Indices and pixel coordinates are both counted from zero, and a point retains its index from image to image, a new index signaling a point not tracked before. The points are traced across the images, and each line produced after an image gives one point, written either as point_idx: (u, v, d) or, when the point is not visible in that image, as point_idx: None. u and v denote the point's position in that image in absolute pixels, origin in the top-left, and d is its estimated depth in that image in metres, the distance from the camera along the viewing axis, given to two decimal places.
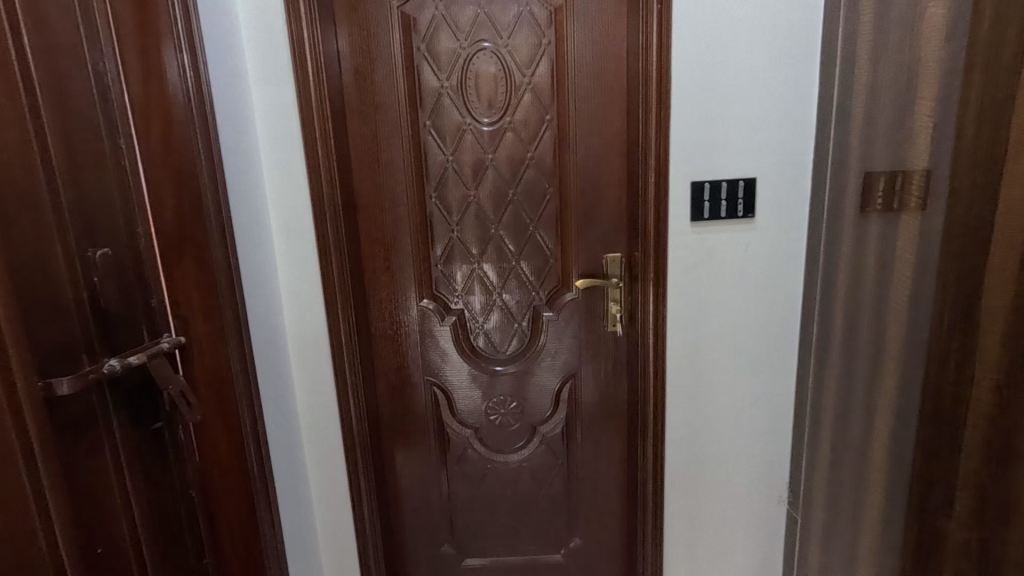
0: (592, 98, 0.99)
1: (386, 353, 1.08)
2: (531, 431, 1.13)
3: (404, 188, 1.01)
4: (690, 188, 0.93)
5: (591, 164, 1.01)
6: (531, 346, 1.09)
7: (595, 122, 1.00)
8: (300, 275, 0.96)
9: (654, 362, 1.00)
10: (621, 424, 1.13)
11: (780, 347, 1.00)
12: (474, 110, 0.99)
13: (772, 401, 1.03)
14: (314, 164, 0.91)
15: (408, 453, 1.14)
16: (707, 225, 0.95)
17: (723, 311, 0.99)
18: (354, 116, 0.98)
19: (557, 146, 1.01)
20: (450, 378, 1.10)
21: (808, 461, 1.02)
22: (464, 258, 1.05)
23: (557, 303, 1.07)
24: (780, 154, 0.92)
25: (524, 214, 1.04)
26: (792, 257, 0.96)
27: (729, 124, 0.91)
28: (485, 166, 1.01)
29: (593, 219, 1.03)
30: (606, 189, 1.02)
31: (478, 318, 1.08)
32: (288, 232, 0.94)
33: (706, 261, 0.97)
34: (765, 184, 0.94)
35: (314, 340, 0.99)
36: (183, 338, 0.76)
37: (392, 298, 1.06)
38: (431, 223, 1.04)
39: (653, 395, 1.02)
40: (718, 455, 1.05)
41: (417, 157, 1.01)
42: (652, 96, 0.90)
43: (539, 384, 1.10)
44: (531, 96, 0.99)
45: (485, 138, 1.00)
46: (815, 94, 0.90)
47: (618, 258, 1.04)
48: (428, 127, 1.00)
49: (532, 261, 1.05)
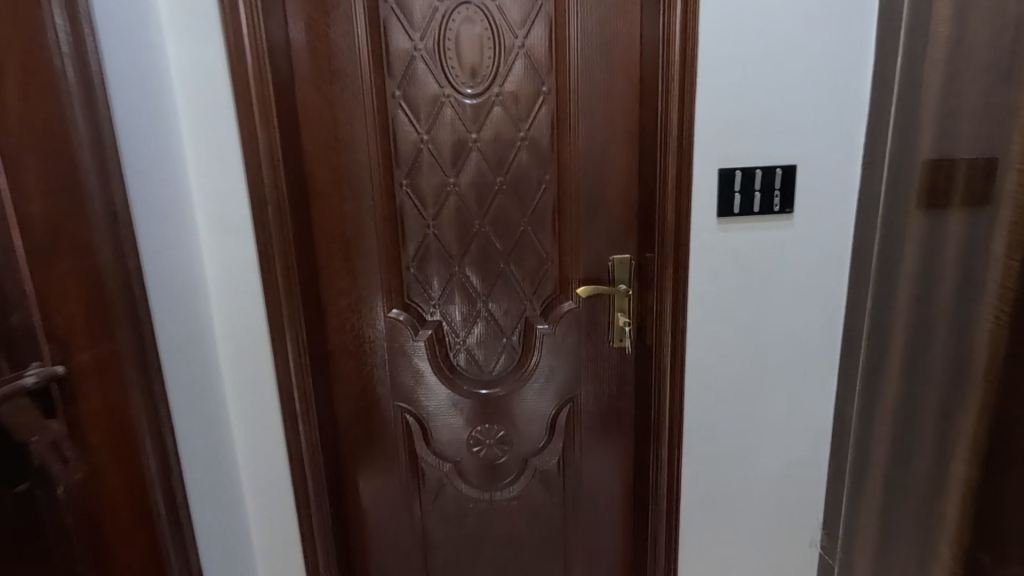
0: (598, 66, 0.82)
1: (347, 373, 0.90)
2: (520, 464, 0.96)
3: (368, 173, 0.83)
4: (718, 177, 0.76)
5: (596, 147, 0.84)
6: (522, 365, 0.91)
7: (600, 96, 0.83)
8: (235, 280, 0.77)
9: (671, 385, 0.84)
10: (626, 454, 0.96)
11: (817, 367, 0.85)
12: (454, 78, 0.81)
13: (805, 430, 0.87)
14: (250, 141, 0.72)
15: (375, 490, 0.96)
16: (737, 221, 0.78)
17: (751, 324, 0.83)
18: (304, 83, 0.79)
19: (555, 125, 0.84)
20: (425, 403, 0.92)
21: (847, 501, 0.87)
22: (442, 259, 0.87)
23: (553, 313, 0.89)
24: (824, 137, 0.76)
25: (515, 208, 0.86)
26: (835, 261, 0.81)
27: (766, 99, 0.75)
28: (468, 148, 0.83)
29: (597, 214, 0.86)
30: (612, 176, 0.85)
31: (459, 332, 0.90)
32: (217, 225, 0.75)
33: (735, 265, 0.80)
34: (806, 172, 0.77)
35: (254, 360, 0.80)
36: (62, 368, 0.56)
37: (354, 307, 0.87)
38: (401, 217, 0.85)
39: (668, 424, 0.86)
40: (741, 492, 0.90)
41: (384, 135, 0.82)
42: (676, 62, 0.73)
43: (530, 409, 0.93)
44: (524, 63, 0.81)
45: (467, 114, 0.82)
46: (869, 63, 0.74)
47: (626, 261, 0.88)
48: (398, 99, 0.81)
49: (524, 263, 0.88)
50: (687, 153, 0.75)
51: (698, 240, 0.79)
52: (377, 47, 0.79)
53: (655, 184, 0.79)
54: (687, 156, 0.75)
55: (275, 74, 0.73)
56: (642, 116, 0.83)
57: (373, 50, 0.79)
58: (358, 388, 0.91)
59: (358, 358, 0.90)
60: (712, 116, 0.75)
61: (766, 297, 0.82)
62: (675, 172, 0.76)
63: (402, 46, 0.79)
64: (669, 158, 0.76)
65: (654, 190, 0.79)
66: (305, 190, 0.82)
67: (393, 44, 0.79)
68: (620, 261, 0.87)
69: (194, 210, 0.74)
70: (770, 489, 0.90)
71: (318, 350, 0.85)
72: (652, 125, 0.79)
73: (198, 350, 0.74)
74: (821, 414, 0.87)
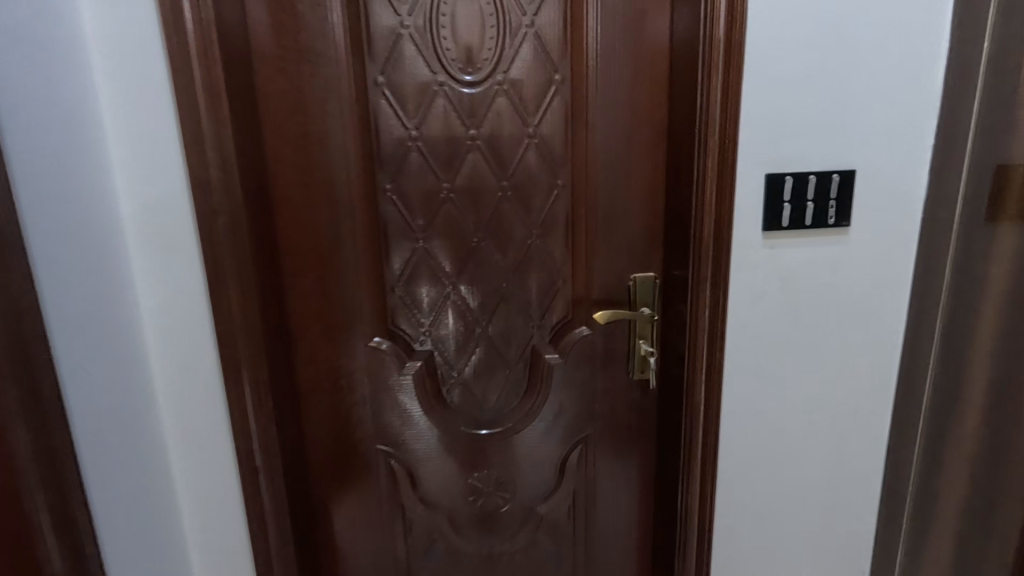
0: (621, 50, 0.69)
1: (319, 412, 0.76)
2: (525, 513, 0.83)
3: (345, 175, 0.68)
4: (764, 184, 0.65)
5: (617, 146, 0.71)
6: (527, 401, 0.78)
7: (623, 86, 0.70)
8: (177, 307, 0.62)
9: (704, 427, 0.72)
10: (645, 499, 0.84)
11: (870, 403, 0.73)
12: (450, 63, 0.67)
13: (853, 474, 0.76)
14: (193, 135, 0.57)
15: (354, 545, 0.82)
16: (784, 236, 0.67)
17: (796, 356, 0.71)
18: (265, 64, 0.64)
19: (569, 120, 0.70)
20: (413, 446, 0.78)
21: (901, 554, 0.76)
22: (434, 278, 0.73)
23: (564, 340, 0.77)
24: (888, 139, 0.65)
25: (521, 218, 0.73)
26: (895, 282, 0.69)
27: (824, 94, 0.64)
28: (466, 146, 0.70)
29: (617, 225, 0.74)
30: (634, 181, 0.72)
31: (453, 363, 0.76)
32: (151, 239, 0.60)
33: (780, 287, 0.69)
34: (866, 179, 0.66)
35: (203, 404, 0.65)
36: None
37: (327, 335, 0.73)
38: (386, 227, 0.71)
39: (700, 472, 0.73)
40: (778, 545, 0.78)
41: (364, 130, 0.68)
42: (719, 46, 0.61)
43: (536, 451, 0.80)
44: (534, 45, 0.68)
45: (465, 105, 0.69)
46: (942, 53, 0.64)
47: (651, 280, 0.75)
48: (381, 86, 0.67)
49: (530, 283, 0.75)
50: (731, 155, 0.63)
51: (739, 259, 0.67)
52: (355, 22, 0.65)
53: (689, 192, 0.66)
54: (730, 158, 0.63)
55: (226, 53, 0.59)
56: (673, 110, 0.70)
57: (352, 25, 0.65)
58: (332, 430, 0.77)
59: (332, 395, 0.75)
60: (760, 112, 0.63)
61: (814, 324, 0.70)
62: (716, 178, 0.64)
63: (387, 22, 0.65)
64: (709, 160, 0.64)
65: (687, 198, 0.67)
66: (267, 195, 0.67)
67: (375, 19, 0.65)
68: (642, 281, 0.75)
69: (122, 222, 0.59)
70: (812, 541, 0.78)
71: (283, 388, 0.71)
72: (686, 121, 0.67)
73: (126, 393, 0.59)
74: (871, 456, 0.76)
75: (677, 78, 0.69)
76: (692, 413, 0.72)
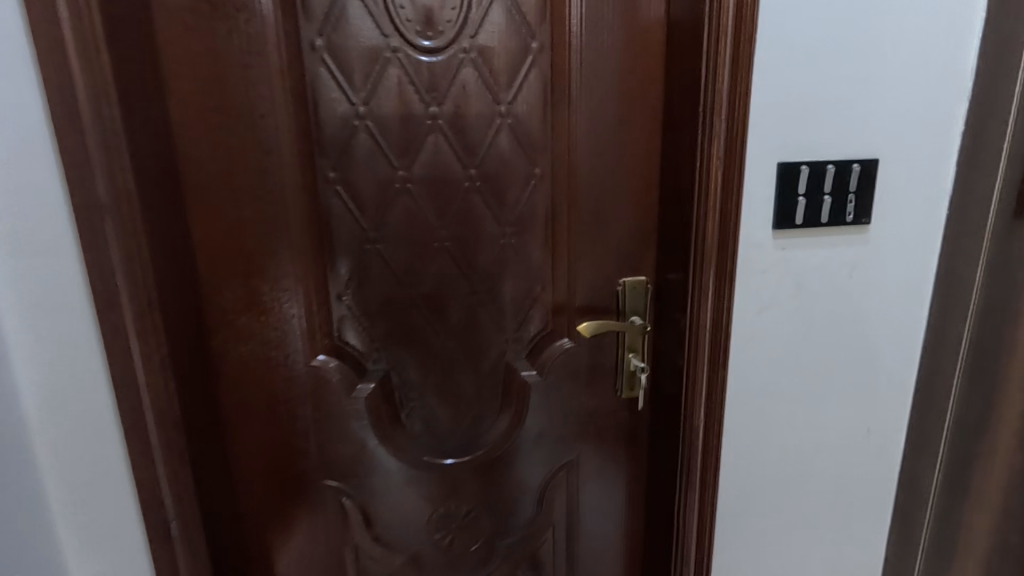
0: (610, 14, 0.58)
1: (254, 445, 0.63)
2: (500, 551, 0.72)
3: (277, 159, 0.56)
4: (776, 175, 0.56)
5: (606, 128, 0.61)
6: (501, 424, 0.68)
7: (612, 58, 0.59)
8: (55, 326, 0.48)
9: (703, 453, 0.63)
10: (634, 528, 0.75)
11: (882, 420, 0.66)
12: (405, 25, 0.55)
13: (863, 498, 0.69)
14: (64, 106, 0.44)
15: None
16: (797, 236, 0.58)
17: (807, 372, 0.63)
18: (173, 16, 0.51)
19: (548, 97, 0.60)
20: (368, 480, 0.67)
21: None
22: (390, 284, 0.62)
23: (544, 354, 0.66)
24: (914, 123, 0.57)
25: (494, 213, 0.62)
26: (913, 286, 0.62)
27: (846, 69, 0.54)
28: (427, 126, 0.58)
29: (604, 222, 0.63)
30: (626, 170, 0.62)
31: (414, 383, 0.65)
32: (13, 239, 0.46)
33: (790, 294, 0.60)
34: (888, 170, 0.58)
35: (95, 447, 0.52)
36: None
37: (261, 354, 0.61)
38: (330, 224, 0.59)
39: (699, 503, 0.65)
40: None
41: (300, 105, 0.55)
42: (728, 9, 0.51)
43: (512, 481, 0.70)
44: (507, 5, 0.57)
45: (425, 77, 0.57)
46: (977, 23, 0.55)
47: (642, 285, 0.66)
48: (324, 48, 0.55)
49: (504, 290, 0.64)
50: (741, 139, 0.54)
51: (744, 262, 0.58)
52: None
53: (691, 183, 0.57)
54: (741, 142, 0.54)
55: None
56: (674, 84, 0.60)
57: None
58: (268, 464, 0.64)
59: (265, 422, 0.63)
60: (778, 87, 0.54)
61: (827, 336, 0.62)
62: (722, 166, 0.55)
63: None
64: (714, 146, 0.54)
65: (688, 190, 0.57)
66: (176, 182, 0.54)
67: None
68: (632, 286, 0.66)
69: None
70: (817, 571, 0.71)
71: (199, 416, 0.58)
72: (688, 98, 0.57)
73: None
74: (882, 479, 0.68)
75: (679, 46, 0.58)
76: (688, 438, 0.63)
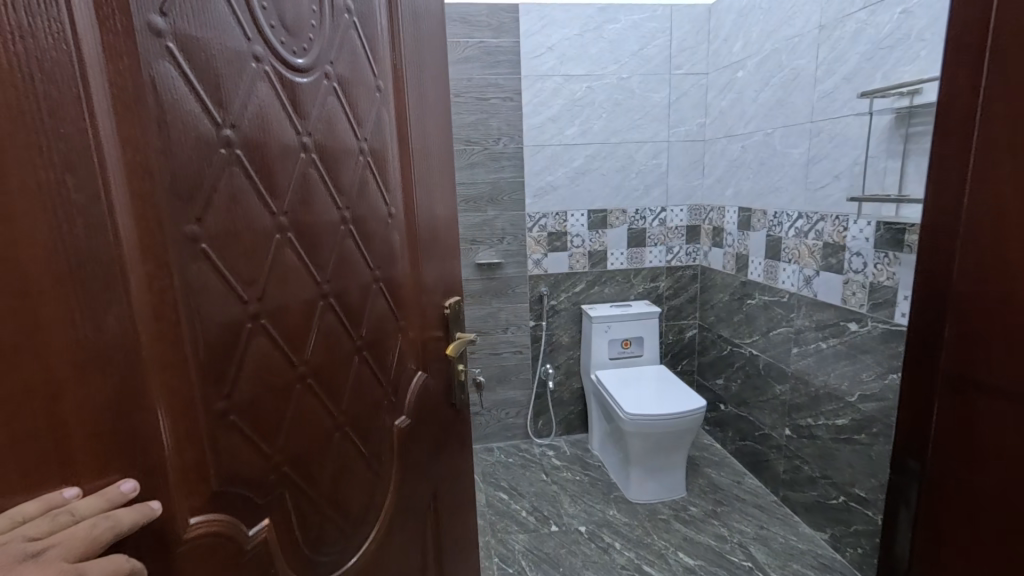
0: (424, 176, 1.22)
1: (319, 421, 0.91)
2: (405, 455, 1.19)
3: (287, 236, 0.82)
4: None
5: (424, 202, 1.23)
6: (406, 401, 1.20)
7: (427, 183, 1.24)
8: None
9: None
10: (462, 420, 1.52)
11: None
12: (316, 149, 0.88)
13: None
14: (229, 197, 0.72)
15: (353, 493, 1.01)
16: None
17: None
18: (115, 83, 0.56)
19: (406, 203, 1.17)
20: (362, 428, 1.03)
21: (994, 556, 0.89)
22: (310, 303, 0.88)
23: (401, 337, 1.18)
24: None
25: (363, 256, 1.02)
26: None
27: None
28: (306, 184, 0.86)
29: (429, 259, 1.27)
30: (432, 227, 1.27)
31: (383, 360, 1.11)
32: (201, 277, 0.68)
33: None
34: None
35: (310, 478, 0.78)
36: (199, 378, 0.68)
37: (272, 365, 0.81)
38: (314, 266, 0.89)
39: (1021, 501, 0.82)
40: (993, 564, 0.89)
41: (303, 197, 0.85)
42: None
43: (405, 425, 1.18)
44: (365, 154, 1.01)
45: (340, 192, 0.94)
46: None
47: (454, 302, 1.41)
48: (228, 127, 0.71)
49: (386, 304, 1.11)
50: None
51: None
52: (200, 58, 0.67)
53: None
54: None
55: (71, 50, 0.51)
56: (936, 225, 0.96)
57: (197, 39, 0.66)
58: (214, 506, 0.71)
59: (233, 461, 0.75)
60: (1004, 154, 0.82)
61: None
62: None
63: (239, 53, 0.72)
64: None
65: None
66: (109, 223, 0.55)
67: (216, 54, 0.69)
68: (456, 306, 1.38)
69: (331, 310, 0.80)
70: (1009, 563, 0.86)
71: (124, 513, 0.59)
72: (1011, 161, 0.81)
73: None
74: None
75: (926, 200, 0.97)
76: None
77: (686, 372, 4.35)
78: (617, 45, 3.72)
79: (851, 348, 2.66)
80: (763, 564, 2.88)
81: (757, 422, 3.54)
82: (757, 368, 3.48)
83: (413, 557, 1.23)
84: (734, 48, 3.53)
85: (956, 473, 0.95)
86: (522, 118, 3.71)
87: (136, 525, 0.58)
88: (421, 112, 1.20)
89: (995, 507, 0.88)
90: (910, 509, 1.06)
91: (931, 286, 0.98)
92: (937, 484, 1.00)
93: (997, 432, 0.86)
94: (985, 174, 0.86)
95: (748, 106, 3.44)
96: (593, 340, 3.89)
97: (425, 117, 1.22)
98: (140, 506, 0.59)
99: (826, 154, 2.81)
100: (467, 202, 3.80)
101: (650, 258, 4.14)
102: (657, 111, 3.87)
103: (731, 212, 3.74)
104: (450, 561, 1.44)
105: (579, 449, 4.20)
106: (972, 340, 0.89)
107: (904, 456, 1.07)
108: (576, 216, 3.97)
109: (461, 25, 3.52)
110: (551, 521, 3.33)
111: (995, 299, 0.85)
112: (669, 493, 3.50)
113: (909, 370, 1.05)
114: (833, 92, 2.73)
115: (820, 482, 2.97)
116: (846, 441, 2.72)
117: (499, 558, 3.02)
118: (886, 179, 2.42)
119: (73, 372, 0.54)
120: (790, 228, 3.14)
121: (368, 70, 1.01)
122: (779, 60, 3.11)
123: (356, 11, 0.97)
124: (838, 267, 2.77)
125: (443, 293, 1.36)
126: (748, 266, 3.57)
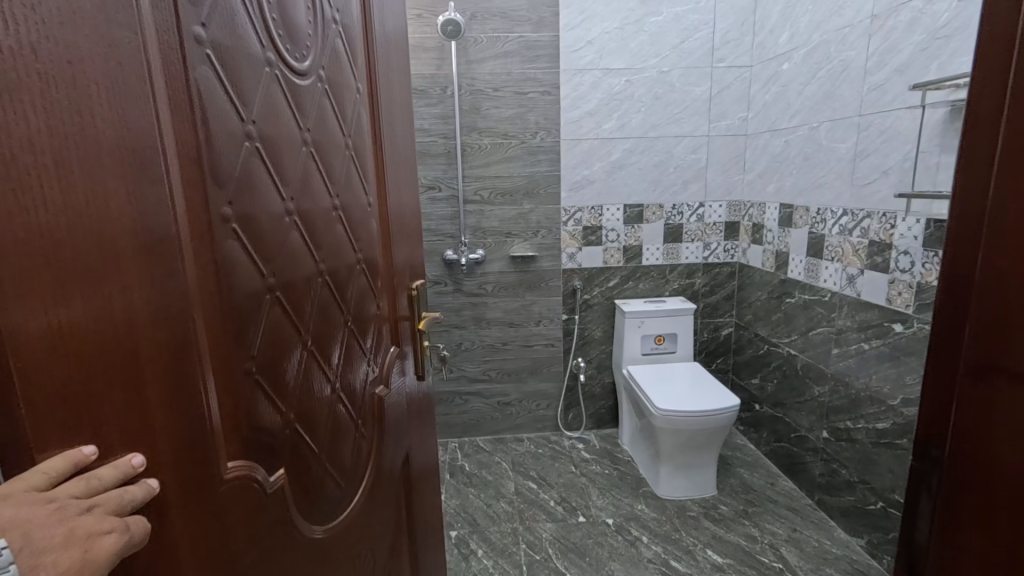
0: (392, 170, 1.36)
1: (318, 386, 1.03)
2: (383, 421, 1.31)
3: (293, 219, 0.93)
4: None
5: (393, 193, 1.36)
6: (384, 371, 1.32)
7: (394, 176, 1.37)
8: None
9: None
10: (422, 392, 1.67)
11: None
12: (314, 145, 0.99)
13: None
14: (252, 184, 0.83)
15: (344, 451, 1.13)
16: None
17: None
18: (172, 86, 0.66)
19: (379, 193, 1.29)
20: (349, 393, 1.15)
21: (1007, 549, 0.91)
22: (311, 280, 1.00)
23: (379, 315, 1.30)
24: None
25: (350, 239, 1.14)
26: None
27: None
28: (308, 174, 0.97)
29: (397, 245, 1.41)
30: (399, 215, 1.41)
31: (365, 332, 1.22)
32: (233, 252, 0.79)
33: None
34: None
35: None
36: (232, 339, 0.79)
37: (284, 333, 0.92)
38: (312, 246, 1.00)
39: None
40: (1005, 555, 0.91)
41: (305, 186, 0.96)
42: None
43: (383, 392, 1.31)
44: (349, 147, 1.13)
45: (331, 183, 1.06)
46: None
47: (417, 284, 1.57)
48: (251, 123, 0.82)
49: (366, 283, 1.22)
50: None
51: None
52: (231, 62, 0.77)
53: None
54: None
55: (142, 62, 0.62)
56: (963, 221, 0.97)
57: (231, 47, 0.77)
58: (244, 454, 0.82)
59: (258, 416, 0.86)
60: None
61: None
62: None
63: (256, 58, 0.83)
64: None
65: None
66: (170, 207, 0.66)
67: (241, 59, 0.79)
68: (418, 289, 1.54)
69: None
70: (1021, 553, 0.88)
71: (178, 450, 0.70)
72: None
73: None
74: None
75: (955, 196, 0.99)
76: None
77: (720, 371, 4.32)
78: (659, 38, 3.72)
79: (895, 351, 2.61)
80: (794, 566, 2.86)
81: (794, 424, 3.50)
82: (796, 368, 3.43)
83: (388, 512, 1.36)
84: (781, 40, 3.47)
85: (974, 466, 0.97)
86: (561, 113, 3.76)
87: (137, 503, 0.63)
88: (389, 112, 1.33)
89: (1010, 498, 0.90)
90: (928, 502, 1.09)
91: (954, 288, 1.00)
92: (954, 478, 1.02)
93: (1011, 423, 0.88)
94: (1010, 170, 0.87)
95: (794, 99, 3.39)
96: (625, 334, 3.91)
97: (391, 116, 1.35)
98: (142, 484, 0.64)
99: (875, 148, 2.75)
100: (503, 195, 3.87)
101: (686, 254, 4.13)
102: (699, 105, 3.85)
103: (772, 208, 3.69)
104: (416, 520, 1.57)
105: (609, 443, 4.24)
106: (990, 334, 0.91)
107: (928, 445, 1.09)
108: (612, 210, 4.00)
109: (502, 20, 3.58)
110: (578, 511, 3.39)
111: (1013, 291, 0.87)
112: (699, 491, 3.51)
113: (931, 363, 1.07)
114: (884, 85, 2.66)
115: (858, 486, 2.92)
116: (885, 445, 2.68)
117: (526, 544, 3.11)
118: (939, 176, 2.35)
119: (148, 330, 0.65)
120: (833, 226, 3.08)
121: (350, 73, 1.13)
122: (828, 52, 3.05)
123: (341, 22, 1.09)
124: (883, 266, 2.72)
125: (407, 279, 1.49)
126: (789, 264, 3.52)
